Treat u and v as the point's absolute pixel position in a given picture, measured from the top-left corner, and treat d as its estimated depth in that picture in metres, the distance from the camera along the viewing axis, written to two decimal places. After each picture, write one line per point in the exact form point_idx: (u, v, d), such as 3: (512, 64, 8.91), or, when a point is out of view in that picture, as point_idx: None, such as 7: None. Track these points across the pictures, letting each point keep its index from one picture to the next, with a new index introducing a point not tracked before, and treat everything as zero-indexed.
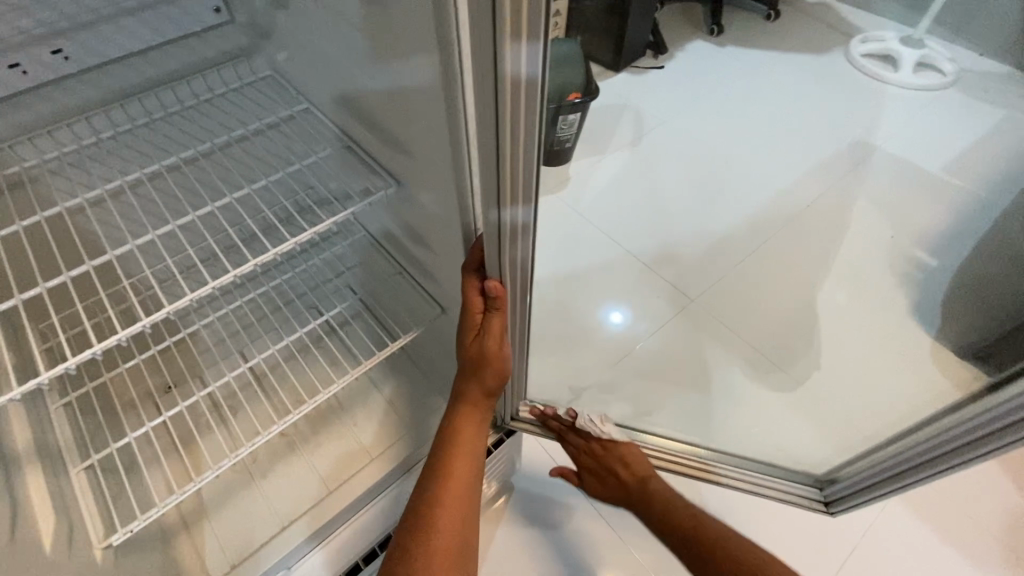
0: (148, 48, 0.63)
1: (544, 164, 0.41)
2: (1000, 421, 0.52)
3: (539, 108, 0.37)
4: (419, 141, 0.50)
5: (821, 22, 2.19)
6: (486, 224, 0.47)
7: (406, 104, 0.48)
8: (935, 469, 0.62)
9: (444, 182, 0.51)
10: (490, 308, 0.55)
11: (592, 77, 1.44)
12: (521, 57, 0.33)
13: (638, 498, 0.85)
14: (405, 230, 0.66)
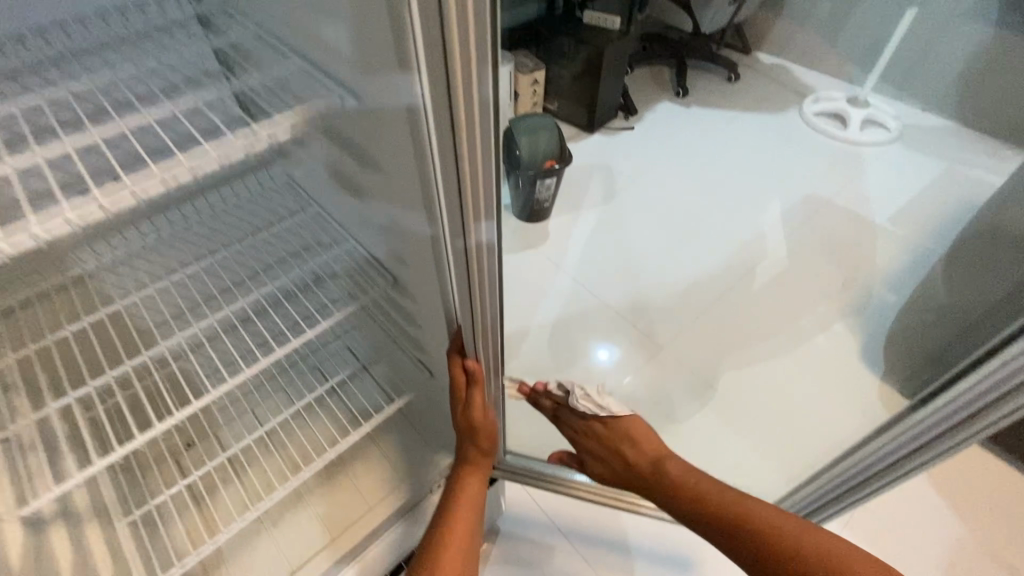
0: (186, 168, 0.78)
1: (501, 188, 0.48)
2: (1001, 389, 0.58)
3: (491, 141, 0.43)
4: (401, 206, 0.57)
5: (776, 82, 2.41)
6: (454, 253, 0.53)
7: (384, 159, 0.54)
8: (939, 451, 0.69)
9: (430, 278, 0.62)
10: (471, 384, 0.68)
11: (566, 143, 1.58)
12: (481, 178, 0.46)
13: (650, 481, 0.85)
14: (397, 310, 0.78)
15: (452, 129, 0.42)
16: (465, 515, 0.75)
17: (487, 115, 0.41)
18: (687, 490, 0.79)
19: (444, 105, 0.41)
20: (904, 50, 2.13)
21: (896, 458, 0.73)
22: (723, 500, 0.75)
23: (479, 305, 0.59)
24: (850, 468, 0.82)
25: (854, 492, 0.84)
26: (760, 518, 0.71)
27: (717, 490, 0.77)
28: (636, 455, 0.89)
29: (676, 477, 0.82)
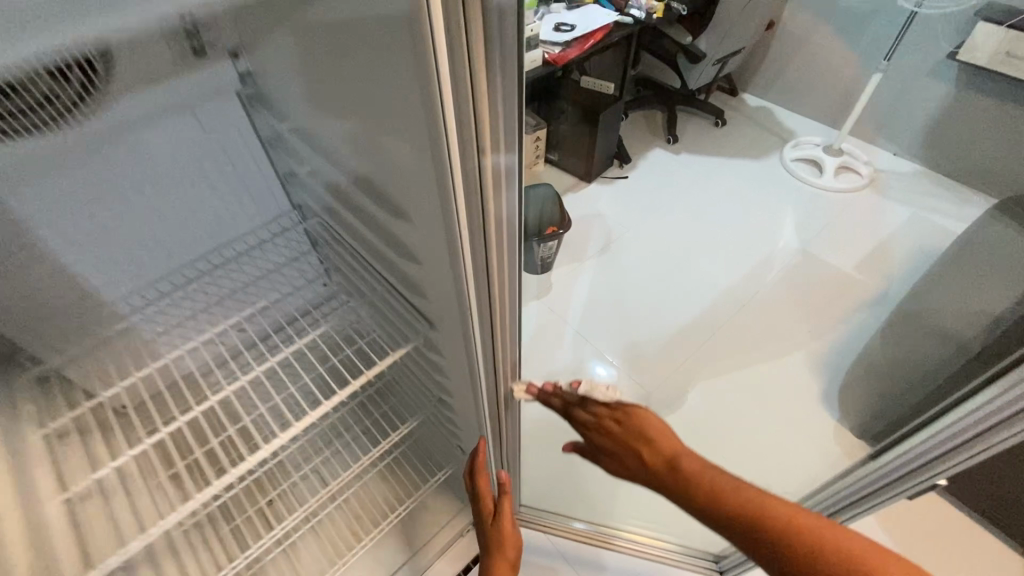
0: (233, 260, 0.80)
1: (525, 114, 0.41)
2: None
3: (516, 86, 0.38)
4: (410, 201, 0.52)
5: (761, 125, 2.60)
6: (463, 178, 0.44)
7: (383, 126, 0.47)
8: (996, 439, 0.66)
9: (440, 267, 0.55)
10: (498, 495, 0.91)
11: (565, 209, 1.79)
12: (501, 157, 0.43)
13: (666, 478, 0.78)
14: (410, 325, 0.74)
15: (463, 44, 0.35)
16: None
17: (509, 60, 0.36)
18: (700, 483, 0.73)
19: (464, 105, 0.38)
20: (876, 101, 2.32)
21: (952, 444, 0.71)
22: (738, 496, 0.69)
23: (499, 324, 0.60)
24: (894, 458, 0.80)
25: (906, 477, 0.81)
26: (775, 514, 0.65)
27: (732, 485, 0.71)
28: (651, 454, 0.82)
29: (690, 473, 0.75)
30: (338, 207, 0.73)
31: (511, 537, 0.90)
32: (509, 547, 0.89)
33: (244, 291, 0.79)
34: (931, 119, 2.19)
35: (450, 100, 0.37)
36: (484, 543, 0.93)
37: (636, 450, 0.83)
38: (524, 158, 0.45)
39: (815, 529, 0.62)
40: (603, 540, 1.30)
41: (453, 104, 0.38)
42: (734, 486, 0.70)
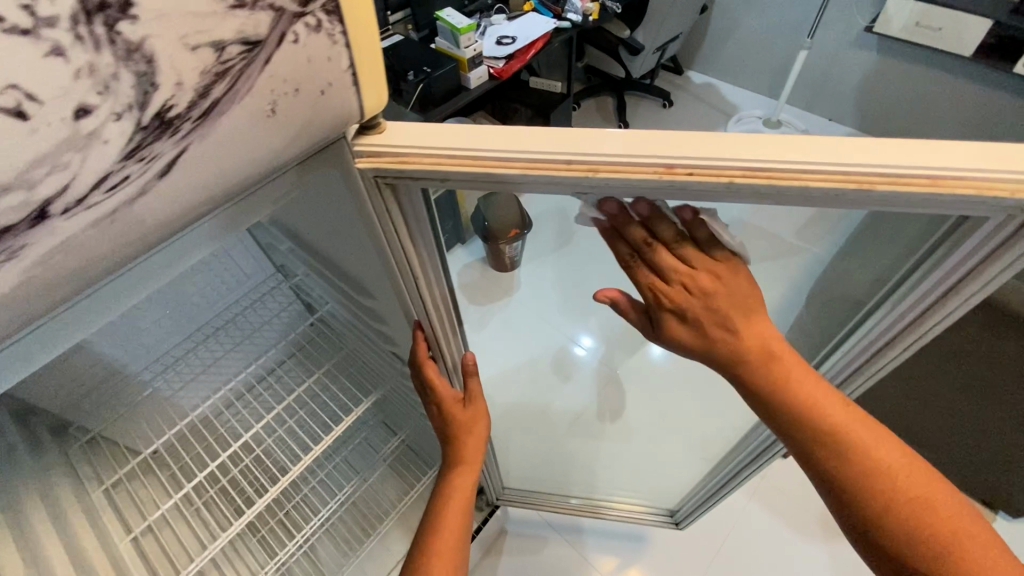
0: (242, 331, 0.90)
1: (431, 200, 0.42)
2: (972, 258, 0.39)
3: (422, 202, 0.41)
4: (362, 268, 0.57)
5: (705, 101, 2.70)
6: (389, 238, 0.44)
7: (331, 221, 0.51)
8: (927, 329, 0.48)
9: (401, 316, 0.60)
10: (471, 375, 0.72)
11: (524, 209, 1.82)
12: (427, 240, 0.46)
13: (754, 364, 0.53)
14: (395, 358, 0.81)
15: (370, 165, 0.36)
16: (464, 484, 0.71)
17: (415, 195, 0.40)
18: (795, 389, 0.53)
19: (386, 210, 0.41)
20: (809, 70, 2.44)
21: (877, 348, 0.54)
22: (850, 431, 0.52)
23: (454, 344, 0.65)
24: (822, 372, 0.64)
25: (844, 385, 0.63)
26: (872, 455, 0.52)
27: (830, 398, 0.53)
28: (748, 331, 0.52)
29: (788, 374, 0.53)
30: (311, 276, 0.82)
31: (483, 415, 0.75)
32: (479, 422, 0.75)
33: (241, 348, 0.89)
34: (858, 85, 2.34)
35: (378, 207, 0.41)
36: (443, 436, 0.76)
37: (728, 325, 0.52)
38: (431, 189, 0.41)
39: (907, 477, 0.51)
40: (585, 510, 1.44)
41: (378, 208, 0.41)
42: (827, 404, 0.53)
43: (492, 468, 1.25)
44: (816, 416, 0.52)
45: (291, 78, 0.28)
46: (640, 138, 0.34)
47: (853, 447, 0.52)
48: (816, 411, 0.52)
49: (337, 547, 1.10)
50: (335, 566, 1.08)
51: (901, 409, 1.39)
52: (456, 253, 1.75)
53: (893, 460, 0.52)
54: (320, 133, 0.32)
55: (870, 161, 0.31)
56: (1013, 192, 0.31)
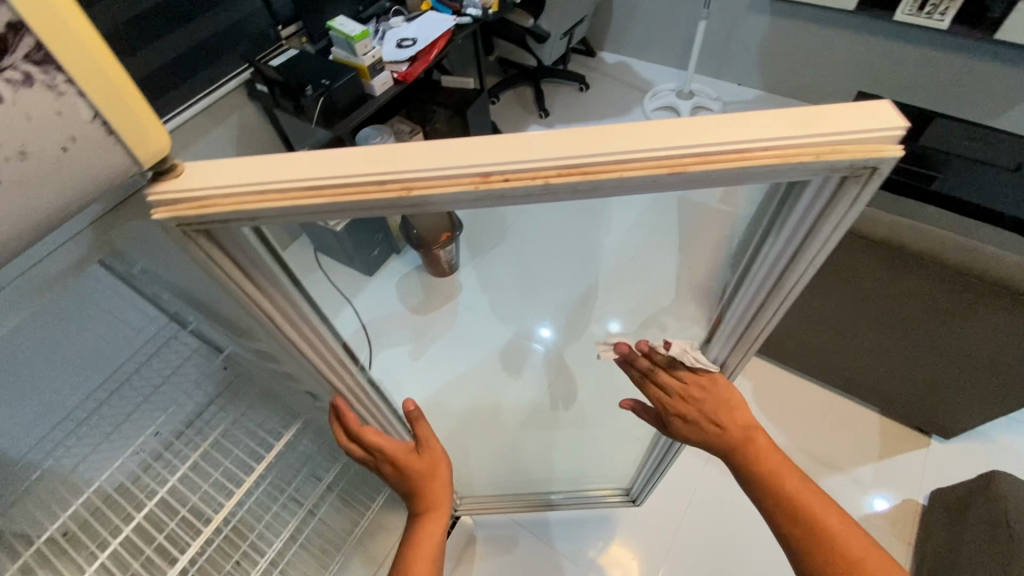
0: (153, 387, 0.85)
1: (261, 236, 0.40)
2: (812, 213, 0.39)
3: (254, 245, 0.40)
4: (233, 312, 0.54)
5: (620, 80, 2.72)
6: (235, 282, 0.42)
7: (187, 264, 0.50)
8: (793, 291, 0.49)
9: (288, 352, 0.57)
10: (416, 420, 0.73)
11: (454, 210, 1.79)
12: (268, 284, 0.44)
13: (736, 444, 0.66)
14: (308, 393, 0.76)
15: (172, 217, 0.33)
16: (431, 537, 0.70)
17: (241, 238, 0.38)
18: (765, 467, 0.64)
19: (216, 256, 0.39)
20: (711, 39, 2.51)
21: (754, 314, 0.54)
22: (783, 483, 0.63)
23: (344, 370, 0.63)
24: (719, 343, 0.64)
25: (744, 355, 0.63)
26: (829, 526, 0.60)
27: (797, 476, 0.64)
28: (728, 422, 0.66)
29: (759, 454, 0.65)
30: (200, 320, 0.77)
31: (441, 460, 0.75)
32: (441, 467, 0.75)
33: (147, 407, 0.84)
34: (759, 47, 2.42)
35: (215, 255, 0.39)
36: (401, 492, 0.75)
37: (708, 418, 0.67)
38: (261, 227, 0.39)
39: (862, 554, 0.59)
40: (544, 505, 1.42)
41: (207, 256, 0.39)
42: (795, 483, 0.63)
43: None
44: (781, 486, 0.63)
45: (12, 143, 0.28)
46: (530, 141, 0.32)
47: (818, 523, 0.61)
48: (783, 483, 0.63)
49: None
50: None
51: (836, 352, 1.46)
52: (390, 263, 1.96)
53: (852, 538, 0.60)
54: (83, 188, 0.32)
55: (678, 142, 0.30)
56: (818, 154, 0.31)
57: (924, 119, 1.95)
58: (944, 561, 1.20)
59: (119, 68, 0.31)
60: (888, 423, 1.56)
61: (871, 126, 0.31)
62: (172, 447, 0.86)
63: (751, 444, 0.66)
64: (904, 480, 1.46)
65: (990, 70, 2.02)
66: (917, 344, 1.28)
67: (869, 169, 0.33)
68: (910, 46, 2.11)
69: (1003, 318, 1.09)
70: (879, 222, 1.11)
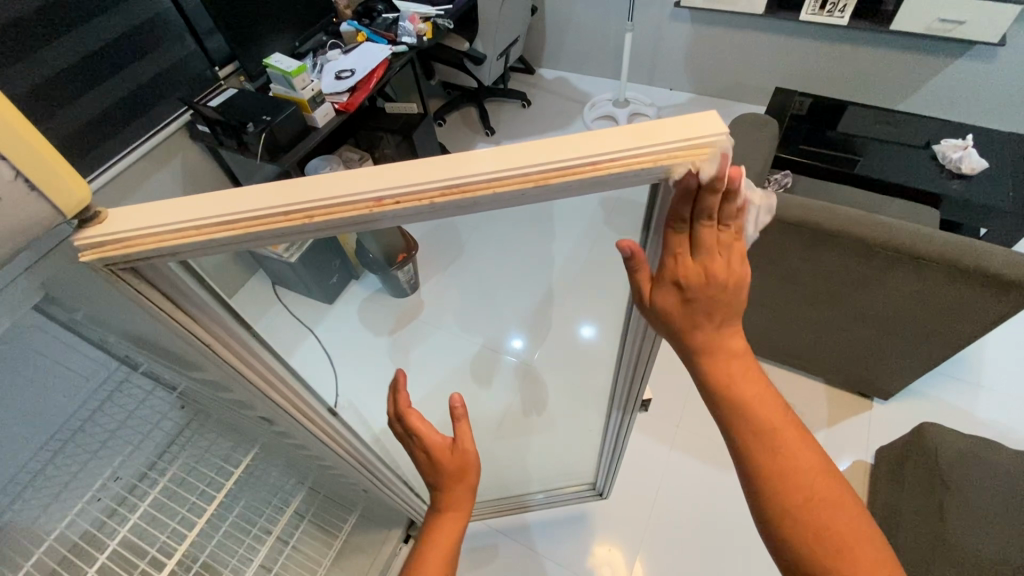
0: (111, 432, 0.86)
1: (189, 268, 0.44)
2: (676, 205, 0.45)
3: (183, 281, 0.44)
4: (174, 346, 0.57)
5: (560, 94, 2.83)
6: (169, 314, 0.46)
7: (124, 306, 0.53)
8: None
9: (231, 379, 0.60)
10: (459, 417, 0.78)
11: (405, 228, 1.71)
12: (202, 314, 0.48)
13: (704, 363, 0.59)
14: (263, 420, 0.79)
15: (102, 259, 0.38)
16: (448, 529, 0.76)
17: (169, 275, 0.42)
18: (732, 390, 0.59)
19: (148, 292, 0.43)
20: (640, 49, 2.65)
21: None
22: (760, 412, 0.59)
23: (291, 391, 0.67)
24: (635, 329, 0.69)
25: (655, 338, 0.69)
26: (793, 455, 0.58)
27: (767, 403, 0.60)
28: (706, 335, 0.57)
29: (724, 375, 0.59)
30: (152, 362, 0.79)
31: (472, 465, 0.80)
32: (471, 472, 0.80)
33: (105, 451, 0.84)
34: (686, 54, 2.57)
35: (146, 290, 0.42)
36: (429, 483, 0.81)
37: (707, 309, 0.53)
38: (188, 263, 0.43)
39: (821, 483, 0.57)
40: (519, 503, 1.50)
41: (141, 294, 0.43)
42: (762, 408, 0.59)
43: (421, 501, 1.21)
44: (744, 409, 0.59)
45: None
46: (413, 166, 0.37)
47: (785, 450, 0.58)
48: (751, 408, 0.59)
49: None
50: None
51: (779, 330, 1.55)
52: (352, 288, 1.99)
53: (811, 465, 0.58)
54: (17, 238, 0.36)
55: (537, 160, 0.36)
56: (656, 161, 0.37)
57: (837, 109, 2.11)
58: (891, 515, 1.29)
59: (39, 134, 0.34)
60: (834, 392, 1.66)
61: (698, 133, 0.37)
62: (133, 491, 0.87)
63: (719, 360, 0.58)
64: (853, 444, 1.56)
65: (890, 60, 2.20)
66: (845, 315, 1.38)
67: (704, 169, 0.39)
68: (817, 44, 2.29)
69: (914, 283, 1.20)
70: (794, 206, 1.20)
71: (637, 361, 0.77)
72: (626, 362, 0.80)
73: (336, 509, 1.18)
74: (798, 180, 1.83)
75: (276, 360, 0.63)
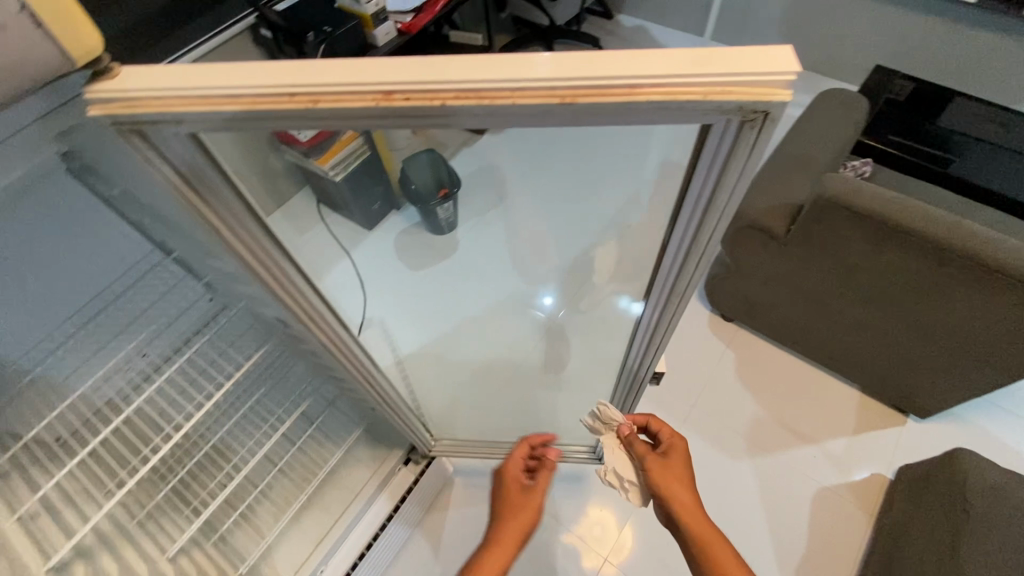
0: (141, 311, 0.90)
1: (205, 145, 0.43)
2: (718, 160, 0.42)
3: (199, 156, 0.44)
4: (193, 229, 0.58)
5: (635, 45, 2.65)
6: (183, 189, 0.47)
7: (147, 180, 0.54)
8: (708, 242, 0.52)
9: (245, 271, 0.61)
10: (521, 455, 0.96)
11: (451, 167, 1.80)
12: (218, 198, 0.49)
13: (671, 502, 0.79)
14: (279, 319, 0.81)
15: (112, 115, 0.37)
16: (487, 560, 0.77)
17: (183, 149, 0.42)
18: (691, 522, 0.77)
19: (160, 160, 0.43)
20: (731, 6, 2.44)
21: (678, 264, 0.57)
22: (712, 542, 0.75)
23: (300, 296, 0.67)
24: (653, 291, 0.65)
25: (673, 303, 0.64)
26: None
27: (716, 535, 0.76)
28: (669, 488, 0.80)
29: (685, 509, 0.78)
30: (182, 247, 0.82)
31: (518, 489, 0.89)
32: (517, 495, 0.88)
33: (134, 327, 0.89)
34: (781, 16, 2.34)
35: (159, 158, 0.43)
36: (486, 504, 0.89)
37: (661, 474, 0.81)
38: (204, 141, 0.43)
39: None
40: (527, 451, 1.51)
41: (155, 158, 0.43)
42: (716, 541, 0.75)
43: (419, 430, 1.21)
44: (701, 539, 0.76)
45: None
46: (428, 64, 0.35)
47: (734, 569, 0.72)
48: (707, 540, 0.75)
49: (274, 514, 1.10)
50: (271, 521, 1.09)
51: (818, 328, 1.47)
52: (392, 218, 1.93)
53: None
54: (31, 81, 0.35)
55: (568, 74, 0.34)
56: (707, 94, 0.34)
57: (943, 99, 1.88)
58: (902, 534, 1.23)
59: None
60: (867, 402, 1.58)
61: (755, 70, 0.34)
62: (160, 366, 0.92)
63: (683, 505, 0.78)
64: (875, 456, 1.49)
65: (1019, 51, 1.94)
66: (897, 325, 1.28)
67: (761, 114, 0.36)
68: (938, 21, 2.03)
69: (985, 303, 1.09)
70: (869, 195, 1.10)
71: (652, 335, 0.74)
72: (641, 333, 0.77)
73: (344, 421, 1.23)
74: (878, 171, 1.66)
75: (294, 262, 0.63)
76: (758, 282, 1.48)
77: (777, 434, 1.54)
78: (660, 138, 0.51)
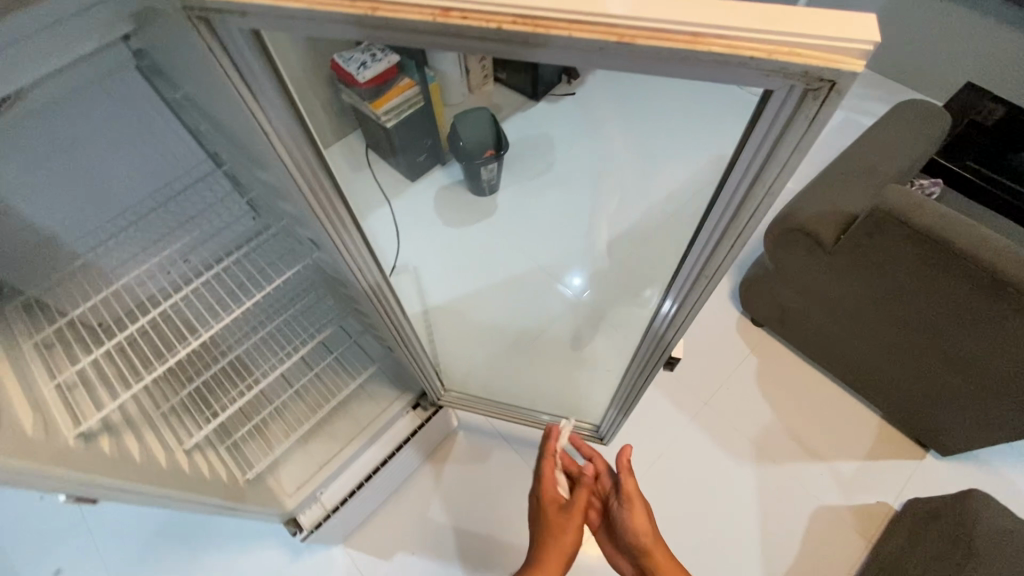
0: (187, 217, 0.95)
1: (263, 46, 0.44)
2: (772, 132, 0.40)
3: (256, 55, 0.45)
4: (243, 136, 0.60)
5: None
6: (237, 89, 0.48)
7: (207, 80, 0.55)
8: (750, 221, 0.50)
9: (287, 185, 0.63)
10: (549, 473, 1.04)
11: (504, 129, 1.71)
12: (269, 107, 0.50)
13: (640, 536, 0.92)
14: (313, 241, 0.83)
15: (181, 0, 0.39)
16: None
17: (243, 48, 0.44)
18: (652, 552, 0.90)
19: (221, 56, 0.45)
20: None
21: (716, 242, 0.55)
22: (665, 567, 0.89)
23: (334, 224, 0.69)
24: (683, 268, 0.64)
25: (704, 284, 0.63)
26: None
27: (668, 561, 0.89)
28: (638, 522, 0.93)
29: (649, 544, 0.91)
30: (232, 158, 0.85)
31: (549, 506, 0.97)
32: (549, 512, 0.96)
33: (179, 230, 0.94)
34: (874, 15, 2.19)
35: (220, 53, 0.44)
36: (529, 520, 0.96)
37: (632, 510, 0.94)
38: (264, 41, 0.44)
39: None
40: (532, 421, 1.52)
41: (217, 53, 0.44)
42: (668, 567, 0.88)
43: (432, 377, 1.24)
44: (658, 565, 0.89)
45: None
46: None
47: None
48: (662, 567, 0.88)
49: (285, 431, 1.16)
50: (281, 436, 1.15)
51: (850, 344, 1.42)
52: (435, 173, 1.78)
53: None
54: None
55: (629, 13, 0.34)
56: (772, 53, 0.32)
57: None
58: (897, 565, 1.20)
59: None
60: (888, 431, 1.53)
61: (830, 31, 0.32)
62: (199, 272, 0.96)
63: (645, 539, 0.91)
64: (884, 485, 1.45)
65: None
66: (934, 354, 1.23)
67: (827, 83, 0.34)
68: None
69: None
70: (932, 213, 1.04)
71: (677, 316, 0.72)
72: (666, 313, 0.75)
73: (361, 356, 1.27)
74: (948, 193, 1.57)
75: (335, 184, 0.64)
76: (796, 289, 1.44)
77: (786, 445, 1.51)
78: (717, 104, 0.49)
